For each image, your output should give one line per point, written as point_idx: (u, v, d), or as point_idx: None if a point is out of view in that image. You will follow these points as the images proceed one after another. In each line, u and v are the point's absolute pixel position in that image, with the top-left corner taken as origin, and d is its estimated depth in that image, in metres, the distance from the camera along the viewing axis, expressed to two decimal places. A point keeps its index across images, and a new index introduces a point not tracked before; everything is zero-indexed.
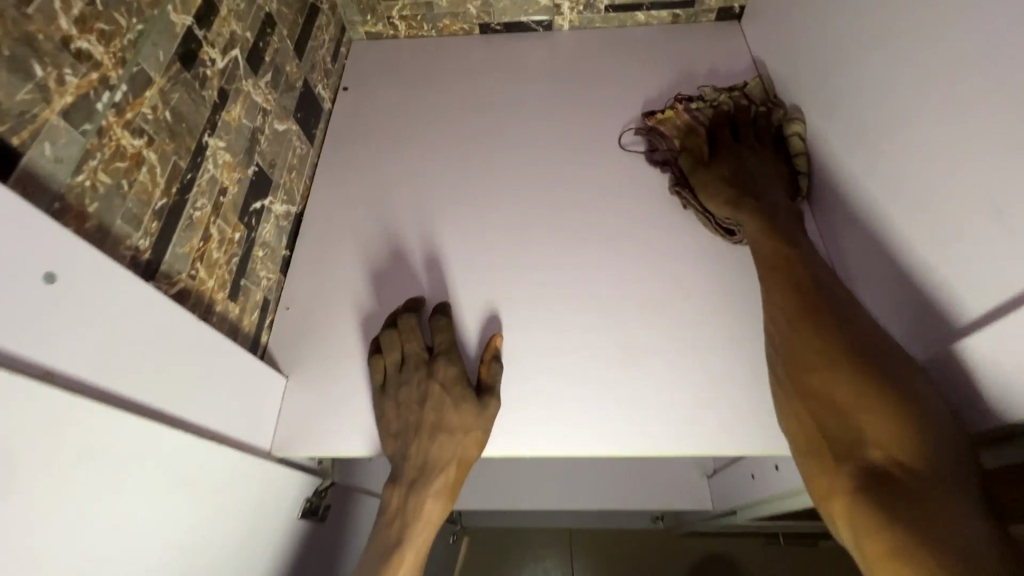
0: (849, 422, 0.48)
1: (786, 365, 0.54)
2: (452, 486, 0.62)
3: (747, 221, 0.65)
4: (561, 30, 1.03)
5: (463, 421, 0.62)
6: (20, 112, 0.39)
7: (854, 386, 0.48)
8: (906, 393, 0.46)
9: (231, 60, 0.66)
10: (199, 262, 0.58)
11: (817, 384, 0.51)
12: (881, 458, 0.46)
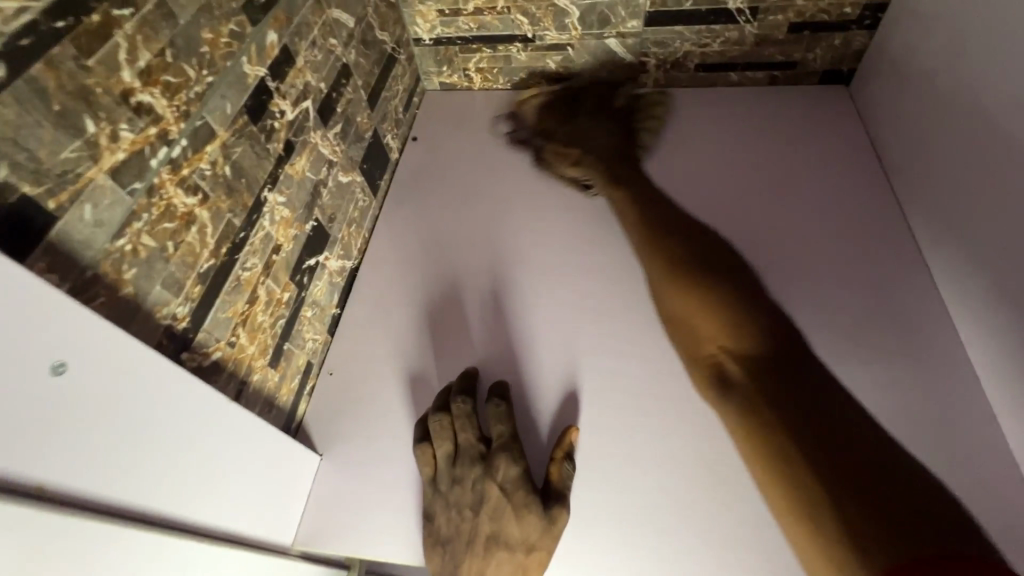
0: (706, 339, 0.59)
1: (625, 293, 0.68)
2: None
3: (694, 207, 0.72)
4: (644, 88, 0.97)
5: (526, 538, 0.53)
6: (58, 171, 0.35)
7: (695, 306, 0.61)
8: (752, 322, 0.58)
9: (301, 111, 0.63)
10: (242, 327, 0.52)
11: (670, 309, 0.63)
12: (725, 359, 0.56)
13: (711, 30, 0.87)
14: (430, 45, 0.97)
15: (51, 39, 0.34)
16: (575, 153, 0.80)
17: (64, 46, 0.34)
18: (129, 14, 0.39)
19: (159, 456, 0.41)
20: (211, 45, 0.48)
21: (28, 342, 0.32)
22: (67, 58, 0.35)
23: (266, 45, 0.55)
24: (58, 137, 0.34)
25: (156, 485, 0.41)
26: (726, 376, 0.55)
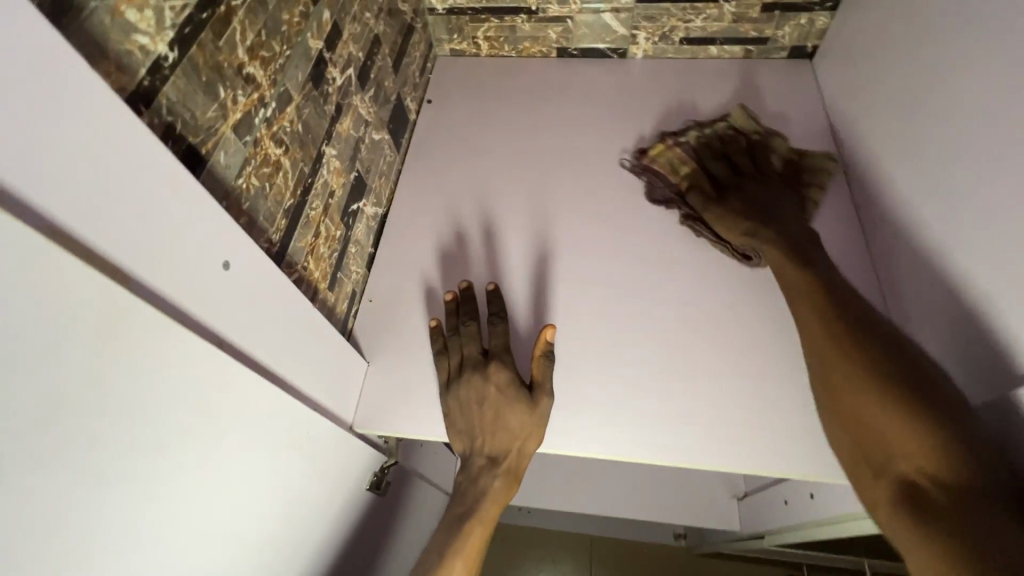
0: (883, 427, 0.51)
1: (821, 370, 0.57)
2: (515, 470, 0.70)
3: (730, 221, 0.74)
4: (634, 58, 1.09)
5: (521, 415, 0.68)
6: (209, 126, 0.47)
7: (883, 411, 0.51)
8: (899, 400, 0.51)
9: (346, 77, 0.74)
10: (310, 256, 0.66)
11: (848, 414, 0.54)
12: (919, 473, 0.48)
13: (695, 8, 0.99)
14: (443, 14, 1.07)
15: (200, 24, 0.45)
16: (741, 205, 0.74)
17: (208, 30, 0.46)
18: (242, 4, 0.51)
19: (270, 343, 0.55)
20: (289, 24, 0.59)
21: (207, 247, 0.46)
22: (210, 40, 0.47)
23: (324, 22, 0.67)
24: (207, 101, 0.47)
25: (277, 361, 0.56)
26: (922, 500, 0.47)
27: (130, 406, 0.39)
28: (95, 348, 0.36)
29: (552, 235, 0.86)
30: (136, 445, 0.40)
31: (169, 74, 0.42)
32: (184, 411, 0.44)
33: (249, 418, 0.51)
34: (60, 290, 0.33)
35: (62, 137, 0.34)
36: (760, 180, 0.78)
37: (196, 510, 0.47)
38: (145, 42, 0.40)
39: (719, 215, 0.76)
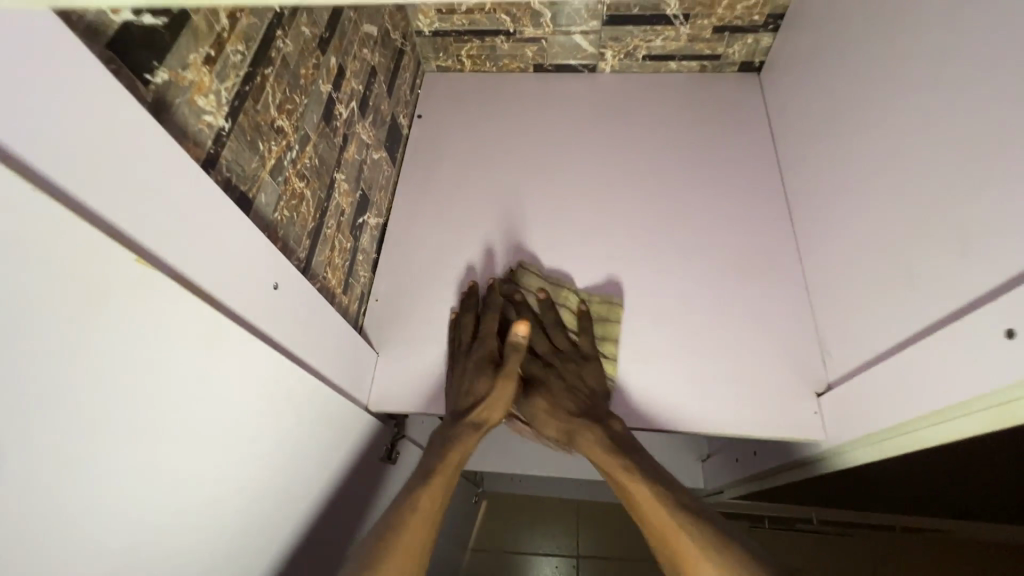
0: None
1: (663, 548, 0.69)
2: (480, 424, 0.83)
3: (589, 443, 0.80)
4: (603, 73, 1.21)
5: (485, 379, 0.84)
6: (254, 174, 0.60)
7: (710, 563, 0.64)
8: (717, 552, 0.65)
9: (350, 110, 0.86)
10: (328, 267, 0.79)
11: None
12: None
13: (655, 30, 1.11)
14: (429, 36, 1.18)
15: (244, 96, 0.58)
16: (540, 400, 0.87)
17: (249, 99, 0.58)
18: (271, 70, 0.63)
19: (319, 346, 0.68)
20: (305, 76, 0.71)
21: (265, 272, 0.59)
22: (251, 106, 0.59)
23: (331, 67, 0.79)
24: (252, 155, 0.59)
25: (322, 358, 0.69)
26: None
27: (229, 399, 0.52)
28: (208, 358, 0.48)
29: (528, 243, 1.01)
30: (231, 428, 0.53)
31: (226, 140, 0.55)
32: (263, 402, 0.56)
33: (305, 405, 0.64)
34: (189, 317, 0.45)
35: (184, 203, 0.46)
36: (563, 375, 0.87)
37: (267, 478, 0.60)
38: (209, 118, 0.52)
39: (580, 429, 0.82)
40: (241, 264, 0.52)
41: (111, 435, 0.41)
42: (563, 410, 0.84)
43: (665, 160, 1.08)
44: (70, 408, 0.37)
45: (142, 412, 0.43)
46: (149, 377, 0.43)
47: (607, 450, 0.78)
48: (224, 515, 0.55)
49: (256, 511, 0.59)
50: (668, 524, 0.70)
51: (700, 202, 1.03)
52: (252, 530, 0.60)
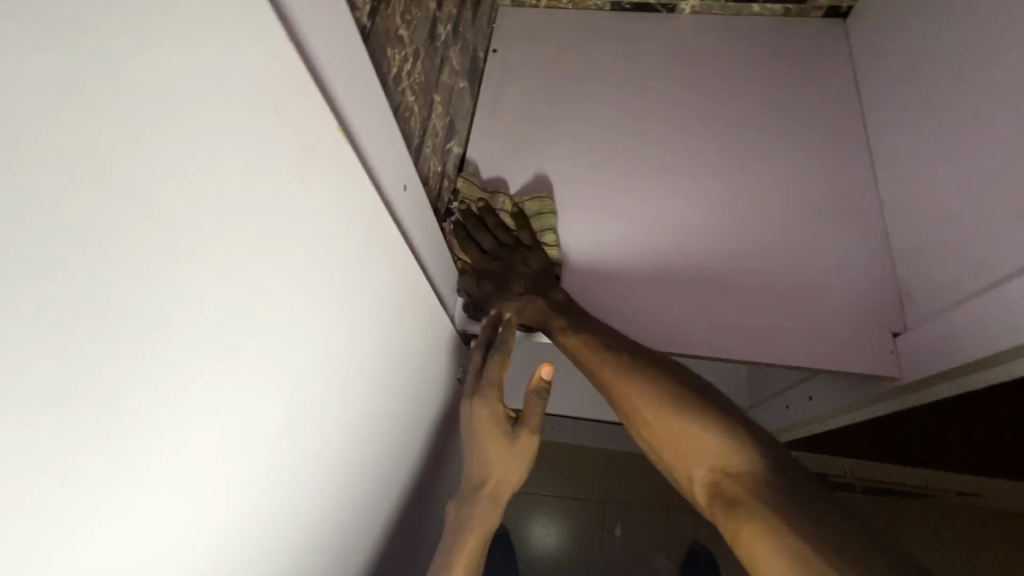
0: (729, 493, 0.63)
1: (677, 462, 0.70)
2: (496, 498, 0.74)
3: (624, 385, 0.75)
4: (682, 14, 1.20)
5: (495, 443, 0.75)
6: (387, 78, 0.62)
7: (721, 470, 0.65)
8: (732, 466, 0.64)
9: (446, 33, 0.87)
10: (427, 185, 0.81)
11: (720, 479, 0.64)
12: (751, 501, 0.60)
13: None
14: None
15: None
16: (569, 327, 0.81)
17: (383, 1, 0.60)
18: None
19: (431, 252, 0.72)
20: None
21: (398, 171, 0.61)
22: (384, 9, 0.60)
23: None
24: (384, 58, 0.61)
25: (431, 266, 0.73)
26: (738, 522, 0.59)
27: (369, 279, 0.57)
28: (356, 236, 0.52)
29: (607, 178, 1.02)
30: (369, 309, 0.58)
31: (370, 39, 0.56)
32: (388, 289, 0.61)
33: (413, 304, 0.68)
34: (347, 189, 0.49)
35: (347, 91, 0.49)
36: (508, 253, 0.88)
37: (387, 367, 0.65)
38: (359, 14, 0.54)
39: (542, 306, 0.83)
40: (381, 159, 0.55)
41: (299, 289, 0.47)
42: (570, 318, 0.82)
43: (746, 102, 1.07)
44: (276, 256, 0.43)
45: (312, 274, 0.48)
46: (317, 242, 0.47)
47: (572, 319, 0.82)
48: (363, 389, 0.61)
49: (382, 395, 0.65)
50: (693, 442, 0.68)
51: (779, 144, 1.03)
52: (381, 410, 0.66)
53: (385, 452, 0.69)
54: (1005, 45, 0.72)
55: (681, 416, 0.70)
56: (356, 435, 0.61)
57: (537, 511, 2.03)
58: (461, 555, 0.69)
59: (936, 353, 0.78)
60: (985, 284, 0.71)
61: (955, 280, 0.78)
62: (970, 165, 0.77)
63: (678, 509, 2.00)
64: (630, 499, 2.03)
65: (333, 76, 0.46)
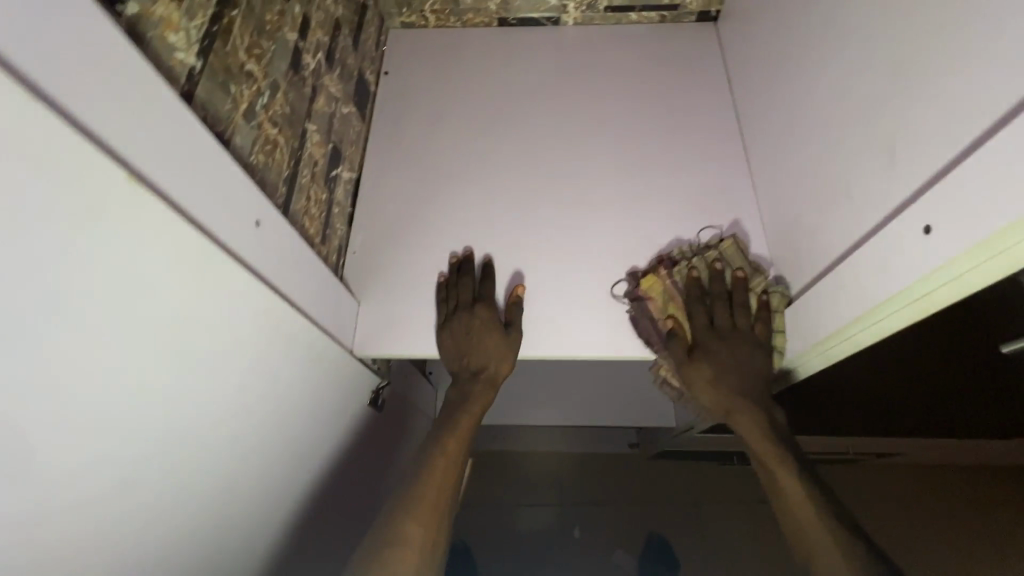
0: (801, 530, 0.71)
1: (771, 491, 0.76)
2: (493, 381, 0.94)
3: (748, 427, 0.79)
4: (566, 26, 1.24)
5: (496, 341, 0.91)
6: (227, 116, 0.61)
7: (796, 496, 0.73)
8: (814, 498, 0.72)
9: (317, 61, 0.86)
10: (305, 215, 0.81)
11: (801, 520, 0.71)
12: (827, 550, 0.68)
13: None
14: None
15: (213, 36, 0.58)
16: (723, 393, 0.82)
17: (218, 40, 0.59)
18: (236, 13, 0.63)
19: (305, 284, 0.71)
20: (271, 23, 0.71)
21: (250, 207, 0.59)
22: (220, 47, 0.60)
23: (295, 16, 0.79)
24: (224, 96, 0.60)
25: (305, 299, 0.70)
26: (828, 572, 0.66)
27: (218, 322, 0.54)
28: (193, 281, 0.49)
29: (500, 191, 1.04)
30: (222, 353, 0.55)
31: (199, 79, 0.56)
32: (249, 330, 0.58)
33: (289, 341, 0.66)
34: (174, 238, 0.46)
35: (169, 132, 0.46)
36: (729, 342, 0.84)
37: (257, 406, 0.63)
38: (182, 56, 0.53)
39: (690, 373, 0.84)
40: (220, 198, 0.53)
41: (102, 345, 0.42)
42: (742, 395, 0.81)
43: (629, 106, 1.12)
44: (62, 314, 0.38)
45: (133, 326, 0.45)
46: (138, 293, 0.44)
47: (717, 393, 0.82)
48: (225, 432, 0.59)
49: (250, 438, 0.63)
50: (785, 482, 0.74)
51: (661, 144, 1.07)
52: (242, 453, 0.63)
53: (250, 493, 0.66)
54: (825, 41, 0.78)
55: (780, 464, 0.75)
56: (200, 484, 0.57)
57: (491, 522, 2.01)
58: (456, 449, 0.88)
59: (797, 333, 0.82)
60: (828, 267, 0.75)
61: (803, 262, 0.82)
62: (806, 151, 0.82)
63: (632, 503, 2.03)
64: (585, 500, 2.04)
65: (150, 117, 0.44)
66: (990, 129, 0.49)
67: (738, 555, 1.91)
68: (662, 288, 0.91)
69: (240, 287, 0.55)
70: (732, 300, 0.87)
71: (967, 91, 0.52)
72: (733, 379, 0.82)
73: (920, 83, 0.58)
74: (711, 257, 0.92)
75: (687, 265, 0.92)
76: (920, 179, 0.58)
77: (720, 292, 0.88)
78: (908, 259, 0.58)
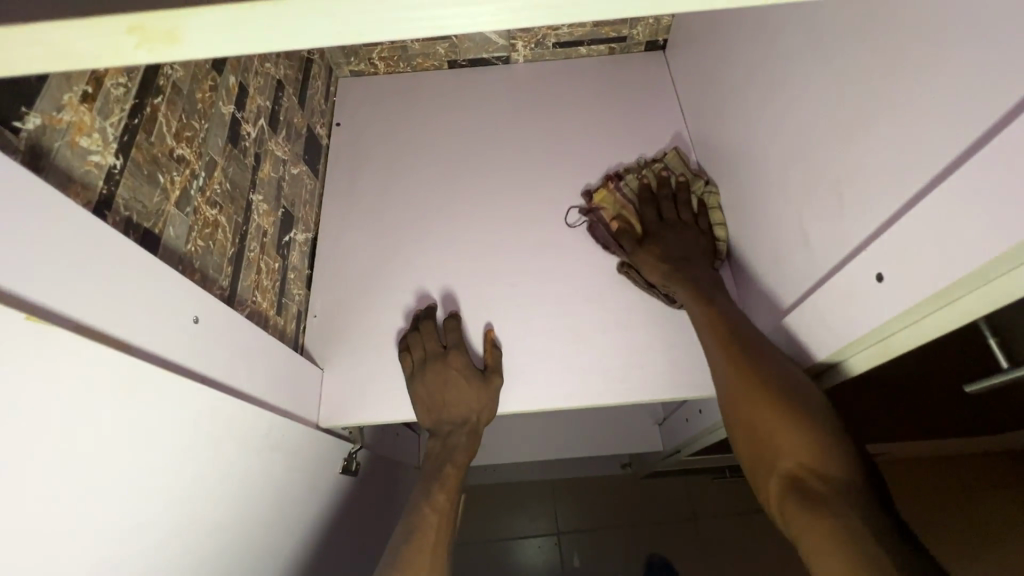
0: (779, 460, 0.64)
1: (743, 430, 0.69)
2: (478, 429, 0.90)
3: (683, 291, 0.83)
4: (517, 64, 1.23)
5: (472, 391, 0.88)
6: (157, 208, 0.58)
7: (794, 424, 0.64)
8: (813, 428, 0.63)
9: (259, 128, 0.84)
10: (257, 289, 0.78)
11: (782, 444, 0.64)
12: (809, 479, 0.61)
13: (560, 18, 1.15)
14: (337, 42, 1.17)
15: (134, 129, 0.56)
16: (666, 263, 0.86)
17: (141, 132, 0.57)
18: (160, 99, 0.61)
19: (256, 368, 0.68)
20: (202, 101, 0.69)
21: (187, 305, 0.56)
22: (144, 138, 0.57)
23: (230, 87, 0.76)
24: (151, 189, 0.57)
25: (258, 386, 0.67)
26: (808, 491, 0.60)
27: (157, 438, 0.50)
28: (121, 405, 0.46)
29: (462, 238, 1.02)
30: (166, 467, 0.52)
31: (120, 178, 0.53)
32: (195, 437, 0.55)
33: (243, 435, 0.63)
34: (92, 368, 0.42)
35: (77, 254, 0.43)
36: (676, 229, 0.91)
37: (218, 512, 0.59)
38: (97, 158, 0.50)
39: (642, 257, 0.89)
40: (146, 306, 0.50)
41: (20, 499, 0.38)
42: (680, 262, 0.87)
43: (585, 141, 1.11)
44: None
45: (57, 469, 0.41)
46: (55, 435, 0.41)
47: (660, 260, 0.87)
48: (181, 549, 0.54)
49: (213, 545, 0.59)
50: (771, 419, 0.65)
51: (621, 177, 1.07)
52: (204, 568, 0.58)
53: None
54: (768, 76, 0.78)
55: (790, 410, 0.65)
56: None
57: (488, 559, 1.96)
58: (447, 500, 0.84)
59: None
60: (790, 303, 0.75)
61: (767, 295, 0.82)
62: (761, 185, 0.82)
63: (631, 525, 2.00)
64: (583, 526, 2.01)
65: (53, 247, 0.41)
66: (930, 176, 0.49)
67: (740, 568, 1.89)
68: (612, 197, 0.99)
69: (179, 395, 0.52)
70: (675, 197, 0.96)
71: (908, 137, 0.52)
72: (676, 250, 0.88)
73: (863, 126, 0.58)
74: (657, 168, 1.01)
75: (635, 176, 1.01)
76: (870, 222, 0.57)
77: (664, 192, 0.96)
78: (862, 306, 0.57)
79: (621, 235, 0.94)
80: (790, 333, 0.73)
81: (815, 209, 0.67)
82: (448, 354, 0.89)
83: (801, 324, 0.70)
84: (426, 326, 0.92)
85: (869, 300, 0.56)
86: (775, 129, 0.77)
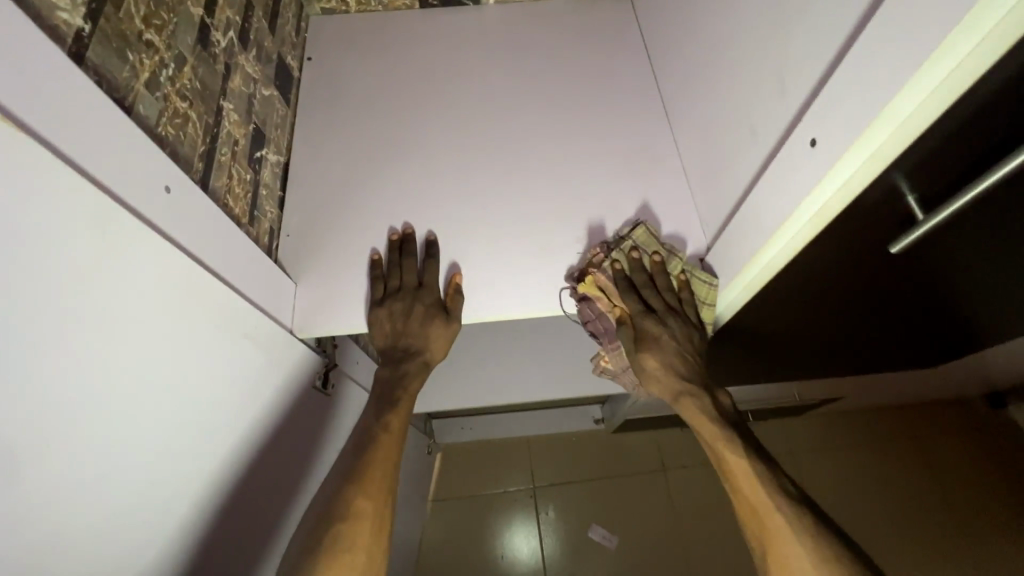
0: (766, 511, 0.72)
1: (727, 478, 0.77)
2: (428, 365, 0.93)
3: (694, 413, 0.83)
4: (487, 4, 1.26)
5: (437, 327, 0.91)
6: (127, 84, 0.59)
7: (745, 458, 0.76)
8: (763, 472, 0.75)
9: (229, 40, 0.85)
10: (229, 193, 0.79)
11: (765, 504, 0.72)
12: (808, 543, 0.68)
13: None
14: None
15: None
16: (687, 393, 0.84)
17: (109, 4, 0.58)
18: None
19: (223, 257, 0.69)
20: None
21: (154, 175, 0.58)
22: (113, 13, 0.58)
23: None
24: (121, 63, 0.59)
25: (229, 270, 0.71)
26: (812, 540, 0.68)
27: (128, 283, 0.53)
28: (95, 233, 0.49)
29: (434, 163, 1.05)
30: (138, 316, 0.55)
31: (89, 42, 0.54)
32: (165, 295, 0.58)
33: (210, 310, 0.66)
34: (69, 186, 0.47)
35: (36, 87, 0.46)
36: (671, 330, 0.86)
37: (186, 379, 0.62)
38: (66, 17, 0.52)
39: (641, 361, 0.87)
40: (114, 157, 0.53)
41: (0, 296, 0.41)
42: (682, 385, 0.84)
43: (552, 74, 1.15)
44: None
45: (34, 278, 0.44)
46: (33, 243, 0.43)
47: (665, 381, 0.86)
48: (148, 404, 0.57)
49: (177, 419, 0.61)
50: (741, 461, 0.76)
51: (586, 107, 1.10)
52: (158, 436, 0.58)
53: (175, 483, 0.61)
54: None
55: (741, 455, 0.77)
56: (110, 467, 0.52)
57: (464, 513, 2.00)
58: (396, 424, 0.87)
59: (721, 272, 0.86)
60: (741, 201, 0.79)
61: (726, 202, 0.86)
62: (714, 96, 0.87)
63: (603, 477, 2.06)
64: (556, 480, 2.06)
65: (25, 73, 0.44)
66: (852, 43, 0.54)
67: (708, 513, 1.98)
68: (601, 282, 0.90)
69: (149, 244, 0.55)
70: (660, 285, 0.89)
71: (834, 10, 0.57)
72: (681, 367, 0.84)
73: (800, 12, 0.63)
74: (626, 248, 0.92)
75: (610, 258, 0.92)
76: (804, 101, 0.63)
77: (654, 282, 0.89)
78: (800, 177, 0.62)
79: (621, 332, 0.89)
80: (738, 228, 0.78)
81: (759, 103, 0.72)
82: (422, 290, 0.91)
83: (747, 216, 0.75)
84: (401, 258, 0.95)
85: (807, 166, 0.61)
86: (724, 39, 0.82)
